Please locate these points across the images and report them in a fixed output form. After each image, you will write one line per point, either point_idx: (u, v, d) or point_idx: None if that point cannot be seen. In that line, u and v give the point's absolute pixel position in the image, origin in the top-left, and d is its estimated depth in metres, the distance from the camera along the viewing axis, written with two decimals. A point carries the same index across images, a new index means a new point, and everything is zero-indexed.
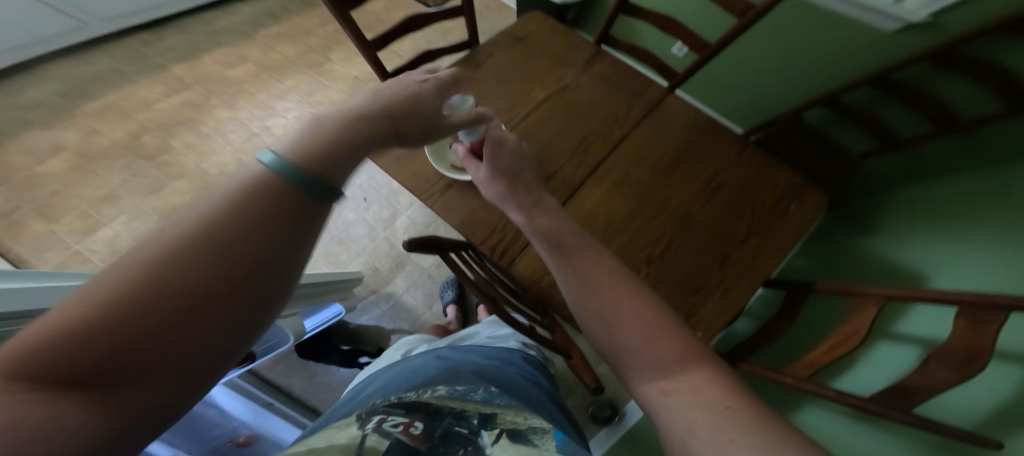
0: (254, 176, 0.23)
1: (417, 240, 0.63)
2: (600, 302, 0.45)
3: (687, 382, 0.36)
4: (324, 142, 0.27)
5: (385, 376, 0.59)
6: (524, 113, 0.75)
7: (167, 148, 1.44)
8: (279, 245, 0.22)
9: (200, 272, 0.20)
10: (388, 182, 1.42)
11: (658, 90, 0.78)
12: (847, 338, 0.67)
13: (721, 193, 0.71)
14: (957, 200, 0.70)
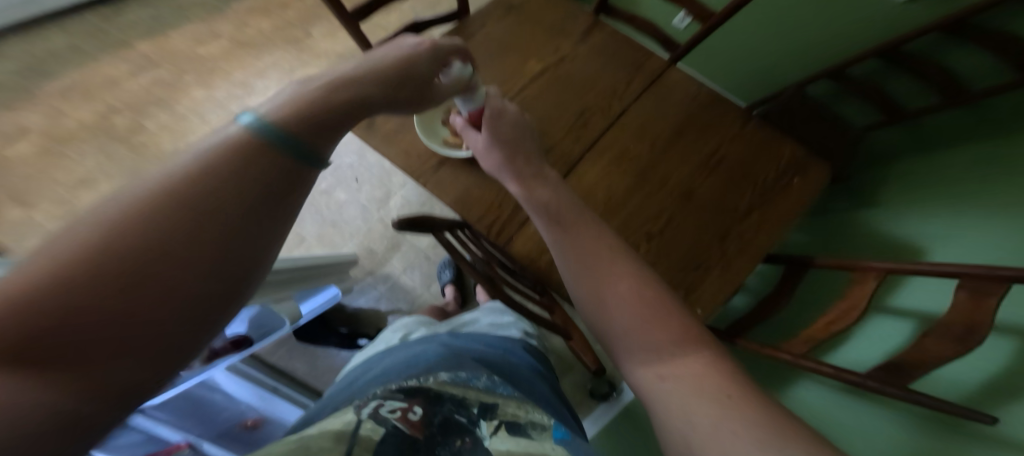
0: (232, 134, 0.22)
1: (408, 218, 0.61)
2: (598, 284, 0.45)
3: (685, 367, 0.36)
4: (306, 103, 0.25)
5: (389, 358, 0.60)
6: (520, 87, 0.72)
7: (140, 129, 1.39)
8: (262, 211, 0.21)
9: (177, 238, 0.18)
10: (379, 161, 1.38)
11: (658, 62, 0.74)
12: (848, 312, 0.67)
13: (723, 167, 0.70)
14: (952, 177, 0.69)
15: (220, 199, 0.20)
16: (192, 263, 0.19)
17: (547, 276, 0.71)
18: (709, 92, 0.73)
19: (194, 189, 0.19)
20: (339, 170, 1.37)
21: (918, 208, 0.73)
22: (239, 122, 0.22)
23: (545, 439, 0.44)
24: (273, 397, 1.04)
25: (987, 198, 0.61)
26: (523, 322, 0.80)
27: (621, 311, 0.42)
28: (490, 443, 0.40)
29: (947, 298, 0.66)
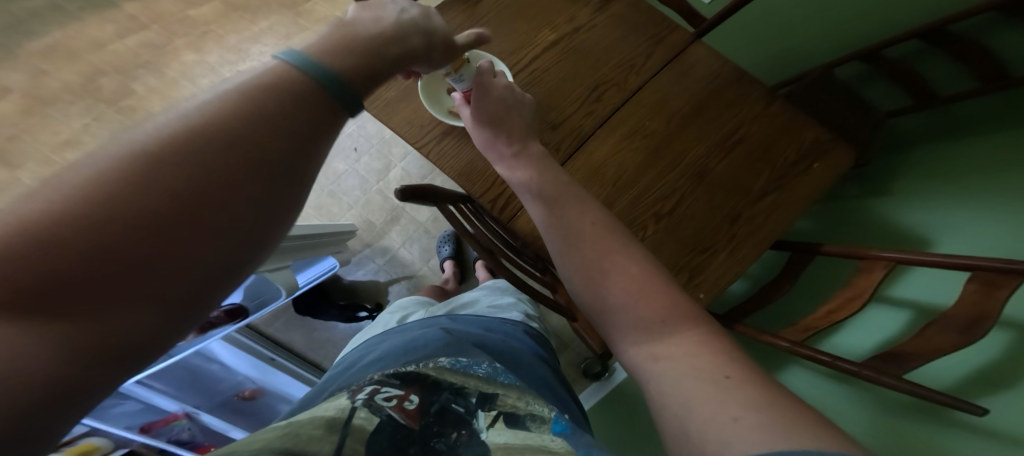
0: (277, 67, 0.24)
1: (410, 187, 0.59)
2: (594, 261, 0.43)
3: (678, 345, 0.36)
4: (342, 45, 0.27)
5: (387, 342, 0.59)
6: (534, 57, 0.69)
7: (128, 92, 1.33)
8: (303, 146, 0.24)
9: (229, 160, 0.21)
10: (379, 132, 1.34)
11: (683, 36, 0.71)
12: (850, 301, 0.67)
13: (741, 147, 0.68)
14: (973, 165, 0.68)
15: (270, 129, 0.22)
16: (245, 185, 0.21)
17: None
18: (735, 69, 0.70)
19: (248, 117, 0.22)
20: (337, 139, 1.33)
21: (935, 199, 0.72)
22: (280, 57, 0.24)
23: (544, 431, 0.39)
24: (271, 369, 1.01)
25: (992, 193, 0.63)
26: (524, 303, 0.78)
27: (615, 288, 0.41)
28: (486, 436, 0.36)
29: (952, 290, 0.65)
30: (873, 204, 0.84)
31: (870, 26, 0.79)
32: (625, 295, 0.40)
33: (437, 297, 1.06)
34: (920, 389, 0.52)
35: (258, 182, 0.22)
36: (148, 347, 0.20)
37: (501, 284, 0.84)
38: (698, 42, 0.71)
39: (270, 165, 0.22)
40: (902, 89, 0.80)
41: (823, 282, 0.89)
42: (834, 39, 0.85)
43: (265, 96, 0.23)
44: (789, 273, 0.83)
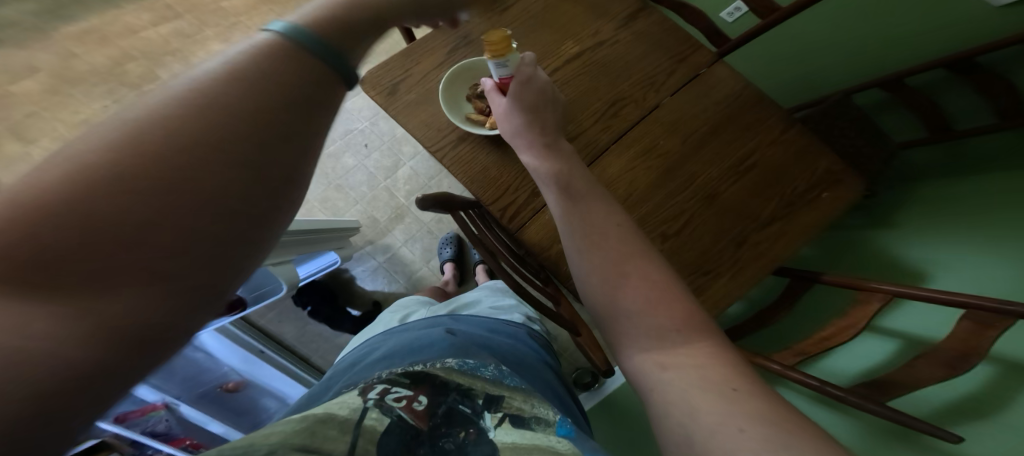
0: (272, 41, 0.23)
1: (431, 195, 0.59)
2: (611, 268, 0.42)
3: (691, 357, 0.34)
4: (342, 4, 0.26)
5: (389, 344, 0.56)
6: (554, 67, 0.70)
7: (152, 78, 1.36)
8: (299, 119, 0.22)
9: (224, 143, 0.19)
10: (391, 130, 1.36)
11: (706, 55, 0.72)
12: (843, 330, 0.74)
13: (753, 173, 0.69)
14: (981, 198, 0.71)
15: (273, 108, 0.21)
16: (213, 163, 0.19)
17: (556, 265, 0.70)
18: (756, 92, 0.71)
19: (234, 90, 0.20)
20: (349, 135, 1.35)
21: (945, 238, 0.74)
22: (275, 29, 0.23)
23: (550, 432, 0.38)
24: (259, 361, 0.99)
25: (1000, 239, 0.64)
26: (524, 307, 0.77)
27: (618, 299, 0.40)
28: (494, 435, 0.36)
29: (944, 325, 0.71)
30: (882, 238, 0.86)
31: (889, 58, 0.81)
32: (631, 299, 0.40)
33: (438, 298, 1.05)
34: (904, 417, 0.57)
35: (243, 169, 0.20)
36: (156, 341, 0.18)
37: (497, 285, 0.82)
38: (720, 62, 0.72)
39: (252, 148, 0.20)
40: (919, 118, 0.82)
41: (823, 309, 0.88)
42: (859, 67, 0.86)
43: (252, 72, 0.21)
44: (789, 299, 0.88)
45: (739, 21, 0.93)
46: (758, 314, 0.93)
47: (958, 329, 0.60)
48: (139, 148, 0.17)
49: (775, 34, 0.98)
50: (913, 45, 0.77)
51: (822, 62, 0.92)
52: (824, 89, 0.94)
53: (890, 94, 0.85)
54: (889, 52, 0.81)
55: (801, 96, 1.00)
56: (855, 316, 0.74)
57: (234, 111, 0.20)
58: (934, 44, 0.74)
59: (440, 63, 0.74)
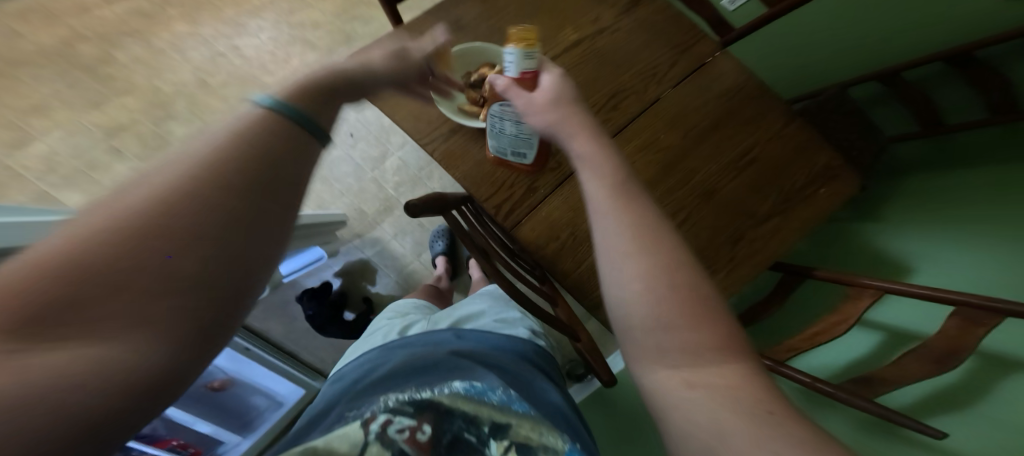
0: (253, 112, 0.26)
1: (420, 200, 0.56)
2: (624, 262, 0.39)
3: (722, 377, 0.33)
4: (312, 81, 0.31)
5: (388, 361, 0.52)
6: (553, 56, 0.67)
7: (108, 60, 1.33)
8: (282, 177, 0.25)
9: (218, 208, 0.22)
10: (377, 118, 1.29)
11: (709, 45, 0.70)
12: (834, 326, 0.76)
13: (753, 168, 0.68)
14: (969, 195, 0.72)
15: (258, 170, 0.24)
16: (210, 227, 0.22)
17: (552, 263, 0.69)
18: (759, 84, 0.69)
19: (226, 158, 0.24)
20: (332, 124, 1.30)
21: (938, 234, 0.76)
22: (257, 102, 0.27)
23: None
24: (244, 359, 0.93)
25: (987, 239, 0.67)
26: (530, 318, 0.71)
27: (645, 306, 0.37)
28: None
29: (936, 321, 0.73)
30: (873, 233, 0.88)
31: (889, 51, 0.80)
32: (659, 309, 0.36)
33: (434, 301, 0.98)
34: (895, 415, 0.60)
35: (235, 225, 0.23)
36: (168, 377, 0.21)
37: (495, 293, 0.78)
38: (723, 53, 0.70)
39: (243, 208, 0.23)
40: (911, 111, 0.82)
41: (815, 306, 0.89)
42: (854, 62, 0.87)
43: (243, 141, 0.25)
44: (781, 293, 0.89)
45: (739, 9, 0.90)
46: (752, 308, 0.94)
47: (947, 326, 0.60)
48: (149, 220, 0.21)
49: (777, 25, 0.96)
50: (910, 39, 0.76)
51: (817, 56, 0.92)
52: (818, 83, 0.95)
53: (884, 87, 0.85)
54: (878, 50, 0.82)
55: (798, 87, 0.99)
56: (847, 311, 0.75)
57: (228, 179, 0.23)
58: (920, 43, 0.75)
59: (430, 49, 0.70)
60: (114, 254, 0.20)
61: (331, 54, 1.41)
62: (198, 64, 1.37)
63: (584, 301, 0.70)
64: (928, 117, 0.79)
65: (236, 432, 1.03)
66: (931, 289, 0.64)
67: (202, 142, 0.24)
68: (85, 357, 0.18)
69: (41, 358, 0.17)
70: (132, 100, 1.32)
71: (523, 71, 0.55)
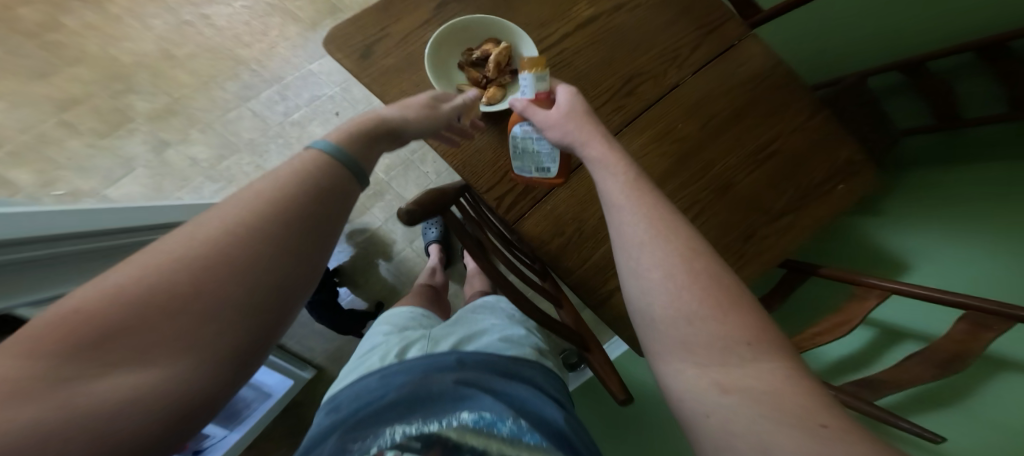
0: (310, 154, 0.31)
1: (417, 206, 0.50)
2: (639, 250, 0.39)
3: (760, 378, 0.30)
4: (356, 126, 0.37)
5: (388, 390, 0.48)
6: (563, 34, 0.61)
7: (55, 26, 1.21)
8: (328, 213, 0.30)
9: (274, 239, 0.26)
10: (365, 97, 1.29)
11: (737, 27, 0.64)
12: (835, 327, 0.75)
13: (773, 162, 0.64)
14: (982, 194, 0.70)
15: (311, 207, 0.29)
16: (268, 255, 0.25)
17: (556, 261, 0.64)
18: (787, 71, 0.64)
19: (287, 195, 0.28)
20: (317, 101, 1.28)
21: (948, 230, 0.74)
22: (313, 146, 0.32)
23: None
24: None
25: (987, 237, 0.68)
26: (535, 335, 0.65)
27: (664, 294, 0.36)
28: None
29: (943, 321, 0.72)
30: (873, 228, 0.89)
31: (922, 38, 0.76)
32: (684, 295, 0.35)
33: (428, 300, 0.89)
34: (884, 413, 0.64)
35: (288, 254, 0.26)
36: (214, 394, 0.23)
37: (497, 302, 0.73)
38: (749, 37, 0.64)
39: (294, 238, 0.27)
40: (927, 104, 0.79)
41: (822, 305, 0.87)
42: (883, 49, 0.83)
43: (300, 181, 0.29)
44: (784, 289, 0.87)
45: None
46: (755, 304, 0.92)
47: (954, 330, 0.60)
48: (220, 248, 0.24)
49: (801, 13, 0.94)
50: (952, 25, 0.71)
51: (846, 43, 0.89)
52: (847, 69, 0.91)
53: (904, 77, 0.82)
54: (910, 38, 0.78)
55: (829, 72, 0.95)
56: (851, 311, 0.74)
57: (288, 214, 0.27)
58: (957, 30, 0.71)
59: (426, 21, 0.62)
60: (189, 276, 0.23)
61: (316, 27, 1.31)
62: (161, 33, 1.26)
63: (588, 301, 0.65)
64: (947, 111, 0.75)
65: (222, 426, 1.03)
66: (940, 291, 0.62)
67: (264, 180, 0.28)
68: (135, 383, 0.20)
69: (120, 373, 0.20)
70: (84, 71, 1.21)
71: (539, 92, 0.53)
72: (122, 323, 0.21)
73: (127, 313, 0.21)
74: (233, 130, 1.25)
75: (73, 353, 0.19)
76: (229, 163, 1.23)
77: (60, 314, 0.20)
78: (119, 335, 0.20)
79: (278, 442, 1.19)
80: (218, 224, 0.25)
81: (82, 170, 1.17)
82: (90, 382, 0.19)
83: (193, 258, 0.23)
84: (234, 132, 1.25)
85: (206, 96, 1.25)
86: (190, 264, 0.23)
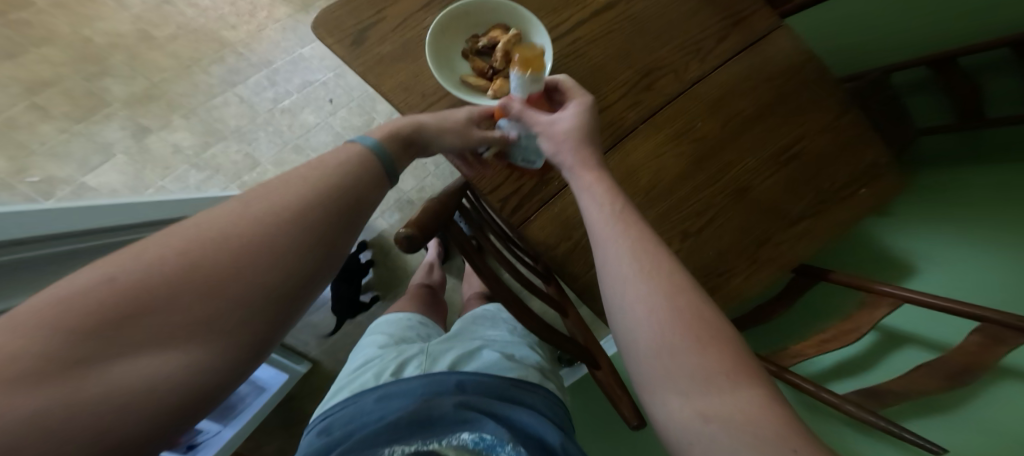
0: (354, 146, 0.37)
1: (419, 233, 0.44)
2: (622, 286, 0.36)
3: (738, 406, 0.29)
4: (391, 127, 0.42)
5: (385, 413, 0.45)
6: (579, 20, 0.57)
7: (24, 4, 1.15)
8: (351, 215, 0.33)
9: (306, 231, 0.29)
10: (362, 85, 1.23)
11: (767, 20, 0.61)
12: (843, 334, 0.72)
13: (794, 164, 0.60)
14: (993, 197, 0.68)
15: (341, 207, 0.32)
16: (298, 245, 0.28)
17: (561, 268, 0.60)
18: (819, 67, 0.60)
19: (322, 192, 0.31)
20: (310, 88, 1.22)
21: (952, 233, 0.73)
22: (361, 141, 0.38)
23: None
24: None
25: (992, 244, 0.65)
26: (540, 354, 0.61)
27: (648, 329, 0.33)
28: None
29: (959, 331, 0.67)
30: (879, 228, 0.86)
31: (954, 33, 0.73)
32: (664, 333, 0.33)
33: (427, 300, 0.86)
34: (892, 426, 0.61)
35: (317, 247, 0.29)
36: (233, 372, 0.25)
37: (499, 312, 0.70)
38: (782, 27, 0.60)
39: (321, 234, 0.30)
40: (952, 103, 0.75)
41: (829, 308, 0.85)
42: (910, 45, 0.80)
43: (336, 180, 0.33)
44: (792, 293, 0.84)
45: None
46: (761, 307, 0.90)
47: (966, 342, 0.57)
48: (260, 233, 0.27)
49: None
50: (985, 20, 0.68)
51: (877, 35, 0.86)
52: (869, 65, 0.88)
53: (931, 74, 0.78)
54: (937, 32, 0.76)
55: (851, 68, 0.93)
56: (859, 319, 0.72)
57: (323, 209, 0.31)
58: (986, 25, 0.68)
59: (425, 5, 0.57)
60: (234, 255, 0.26)
61: (307, 10, 1.24)
62: (139, 13, 1.20)
63: (593, 308, 0.62)
64: (972, 110, 0.72)
65: (216, 420, 0.97)
66: (954, 302, 0.58)
67: (310, 177, 0.32)
68: (173, 351, 0.22)
69: (164, 338, 0.22)
70: (55, 52, 1.14)
71: (530, 94, 0.50)
72: (166, 290, 0.23)
73: (169, 284, 0.23)
74: (218, 117, 1.18)
75: (117, 319, 0.21)
76: (216, 150, 1.17)
77: (86, 297, 0.21)
78: (160, 306, 0.23)
79: (268, 438, 1.16)
80: (264, 211, 0.28)
81: (55, 156, 1.10)
82: (127, 358, 0.21)
83: (237, 240, 0.26)
84: (219, 119, 1.18)
85: (188, 80, 1.19)
86: (234, 243, 0.26)
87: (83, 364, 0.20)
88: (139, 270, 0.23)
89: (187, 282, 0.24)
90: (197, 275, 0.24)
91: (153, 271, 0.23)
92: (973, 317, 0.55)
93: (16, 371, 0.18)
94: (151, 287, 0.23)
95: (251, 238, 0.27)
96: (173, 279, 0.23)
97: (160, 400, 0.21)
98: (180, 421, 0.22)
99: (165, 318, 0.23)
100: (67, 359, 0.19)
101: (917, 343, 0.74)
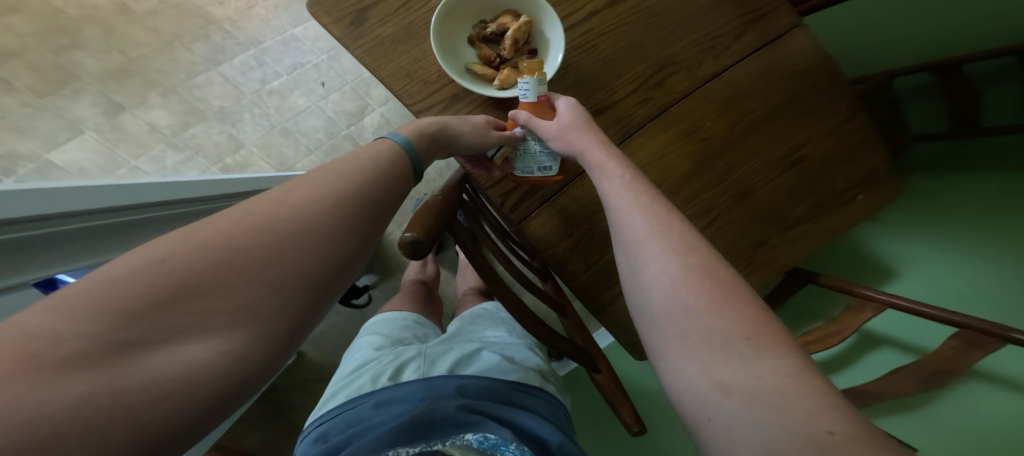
0: (383, 143, 0.35)
1: (425, 237, 0.41)
2: (637, 247, 0.36)
3: (762, 376, 0.27)
4: (416, 126, 0.41)
5: (386, 418, 0.43)
6: (591, 10, 0.54)
7: None
8: (382, 206, 0.31)
9: (342, 220, 0.28)
10: (356, 69, 1.18)
11: (785, 18, 0.59)
12: (829, 336, 0.74)
13: (798, 167, 0.60)
14: (974, 206, 0.70)
15: (372, 200, 0.30)
16: (335, 233, 0.27)
17: (560, 266, 0.59)
18: (831, 70, 0.59)
19: (359, 182, 0.30)
20: (301, 69, 1.16)
21: (932, 239, 0.75)
22: (391, 137, 0.36)
23: None
24: None
25: (973, 251, 0.68)
26: (538, 355, 0.60)
27: (661, 289, 0.33)
28: None
29: (937, 335, 0.68)
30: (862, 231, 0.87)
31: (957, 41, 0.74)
32: (687, 298, 0.32)
33: (421, 296, 0.83)
34: None
35: (351, 237, 0.28)
36: (271, 361, 0.24)
37: (497, 312, 0.68)
38: (800, 26, 0.59)
39: (354, 224, 0.29)
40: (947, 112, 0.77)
41: (818, 309, 0.87)
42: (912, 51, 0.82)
43: (367, 172, 0.31)
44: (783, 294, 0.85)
45: None
46: None
47: (944, 346, 0.58)
48: (302, 217, 0.26)
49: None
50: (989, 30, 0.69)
51: (885, 40, 0.87)
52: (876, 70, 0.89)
53: (930, 82, 0.79)
54: (942, 42, 0.77)
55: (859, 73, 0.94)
56: (845, 323, 0.73)
57: (359, 198, 0.29)
58: (991, 35, 0.69)
59: None
60: (276, 241, 0.25)
61: None
62: None
63: (590, 305, 0.61)
64: (966, 118, 0.73)
65: None
66: (932, 308, 0.60)
67: (339, 170, 0.30)
68: (213, 337, 0.22)
69: (205, 321, 0.22)
70: (20, 21, 1.05)
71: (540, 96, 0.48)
72: (206, 274, 0.22)
73: (206, 268, 0.23)
74: (200, 96, 1.12)
75: (157, 304, 0.21)
76: (196, 130, 1.11)
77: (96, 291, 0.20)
78: (198, 291, 0.22)
79: (247, 430, 1.13)
80: (305, 197, 0.27)
81: (17, 130, 1.02)
82: (177, 344, 0.21)
83: (279, 225, 0.26)
84: (201, 99, 1.12)
85: (168, 57, 1.12)
86: (275, 227, 0.25)
87: (127, 348, 0.20)
88: (179, 254, 0.22)
89: (224, 266, 0.23)
90: (238, 258, 0.24)
91: (192, 256, 0.23)
92: (953, 323, 0.55)
93: (62, 355, 0.18)
94: (188, 272, 0.22)
95: (294, 223, 0.26)
96: (212, 263, 0.23)
97: (202, 389, 0.21)
98: (219, 410, 0.22)
99: (204, 303, 0.22)
100: (114, 344, 0.19)
101: (896, 344, 0.75)
